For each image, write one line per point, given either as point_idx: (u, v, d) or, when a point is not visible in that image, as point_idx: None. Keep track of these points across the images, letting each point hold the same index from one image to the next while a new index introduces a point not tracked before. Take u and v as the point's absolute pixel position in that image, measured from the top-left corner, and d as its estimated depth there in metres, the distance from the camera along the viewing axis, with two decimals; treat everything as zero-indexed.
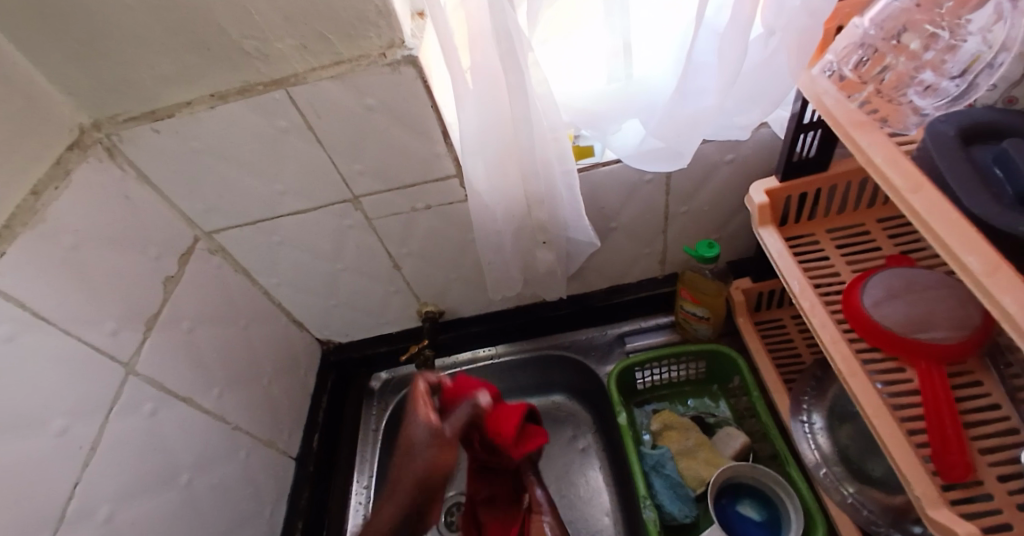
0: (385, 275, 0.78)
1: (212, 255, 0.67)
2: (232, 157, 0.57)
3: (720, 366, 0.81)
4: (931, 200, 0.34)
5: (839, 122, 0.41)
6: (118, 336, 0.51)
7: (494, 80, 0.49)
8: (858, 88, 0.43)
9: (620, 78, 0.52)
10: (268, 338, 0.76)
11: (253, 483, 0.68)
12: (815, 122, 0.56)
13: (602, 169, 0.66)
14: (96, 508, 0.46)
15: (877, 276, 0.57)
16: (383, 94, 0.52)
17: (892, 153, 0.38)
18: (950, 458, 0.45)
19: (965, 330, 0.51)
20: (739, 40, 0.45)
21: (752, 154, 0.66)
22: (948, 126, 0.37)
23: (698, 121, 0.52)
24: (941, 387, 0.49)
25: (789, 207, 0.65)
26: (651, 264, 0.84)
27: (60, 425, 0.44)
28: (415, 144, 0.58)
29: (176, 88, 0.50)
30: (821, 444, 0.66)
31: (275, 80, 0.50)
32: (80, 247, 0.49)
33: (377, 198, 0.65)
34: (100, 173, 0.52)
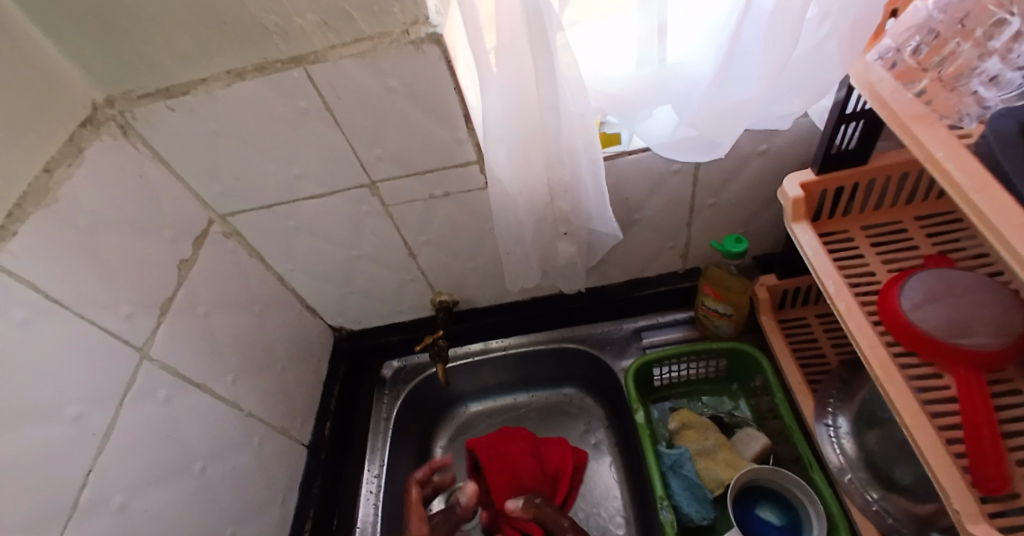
0: (401, 264, 0.76)
1: (226, 238, 0.66)
2: (249, 138, 0.55)
3: (742, 364, 0.79)
4: (996, 201, 0.32)
5: (893, 114, 0.39)
6: (132, 320, 0.50)
7: (523, 63, 0.46)
8: (915, 77, 0.41)
9: (650, 63, 0.49)
10: (282, 324, 0.75)
11: (266, 470, 0.67)
12: (859, 113, 0.53)
13: (629, 158, 0.63)
14: (111, 496, 0.45)
15: (915, 277, 0.55)
16: (407, 75, 0.50)
17: (953, 148, 0.35)
18: (987, 469, 0.43)
19: (1006, 336, 0.48)
20: (792, 25, 0.42)
21: (786, 146, 0.64)
22: (1008, 121, 0.34)
23: (737, 110, 0.50)
24: (980, 395, 0.47)
25: (823, 201, 0.63)
26: (673, 258, 0.82)
27: (74, 411, 0.43)
28: (436, 130, 0.56)
29: (192, 65, 0.48)
30: (846, 448, 0.65)
31: (294, 58, 0.48)
32: (94, 228, 0.48)
33: (395, 183, 0.63)
34: (115, 153, 0.51)
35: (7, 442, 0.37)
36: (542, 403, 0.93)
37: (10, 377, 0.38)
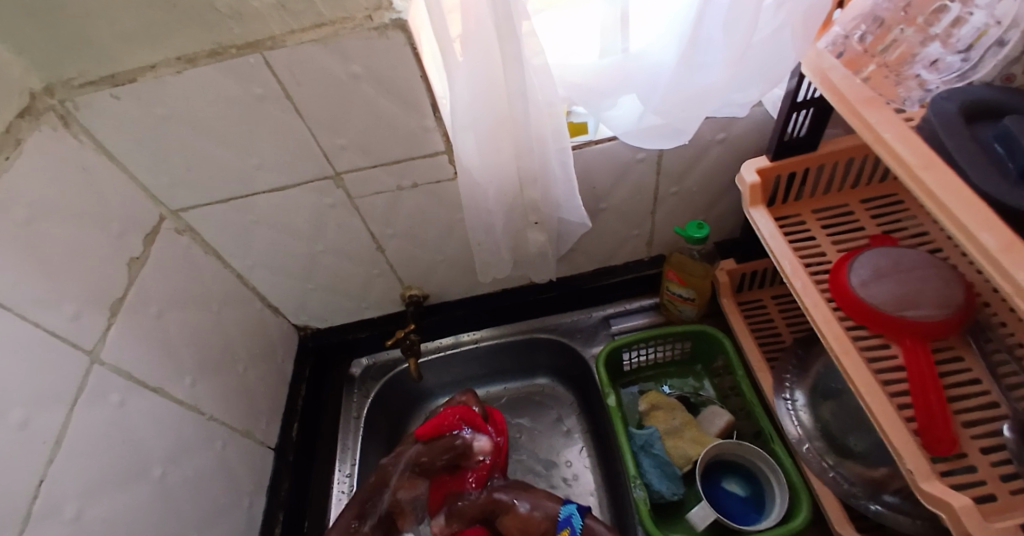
0: (367, 257, 0.75)
1: (179, 234, 0.62)
2: (203, 127, 0.53)
3: (706, 345, 0.82)
4: (943, 176, 0.35)
5: (846, 99, 0.42)
6: (80, 321, 0.47)
7: (489, 48, 0.46)
8: (864, 63, 0.44)
9: (615, 51, 0.50)
10: (242, 324, 0.72)
11: (230, 474, 0.64)
12: (809, 101, 0.56)
13: (595, 147, 0.64)
14: (64, 505, 0.42)
15: (863, 255, 0.58)
16: (370, 61, 0.48)
17: (901, 130, 0.38)
18: (937, 433, 0.47)
19: (947, 309, 0.53)
20: (751, 12, 0.44)
21: (743, 134, 0.66)
22: (950, 104, 0.37)
23: (705, 96, 0.52)
24: (925, 363, 0.51)
25: (778, 186, 0.66)
26: (638, 246, 0.84)
27: (20, 416, 0.40)
28: (402, 118, 0.55)
29: (138, 49, 0.45)
30: (803, 420, 0.69)
31: (250, 43, 0.46)
32: (36, 221, 0.44)
33: (360, 174, 0.61)
34: (55, 144, 0.47)
35: None
36: (514, 394, 0.94)
37: None
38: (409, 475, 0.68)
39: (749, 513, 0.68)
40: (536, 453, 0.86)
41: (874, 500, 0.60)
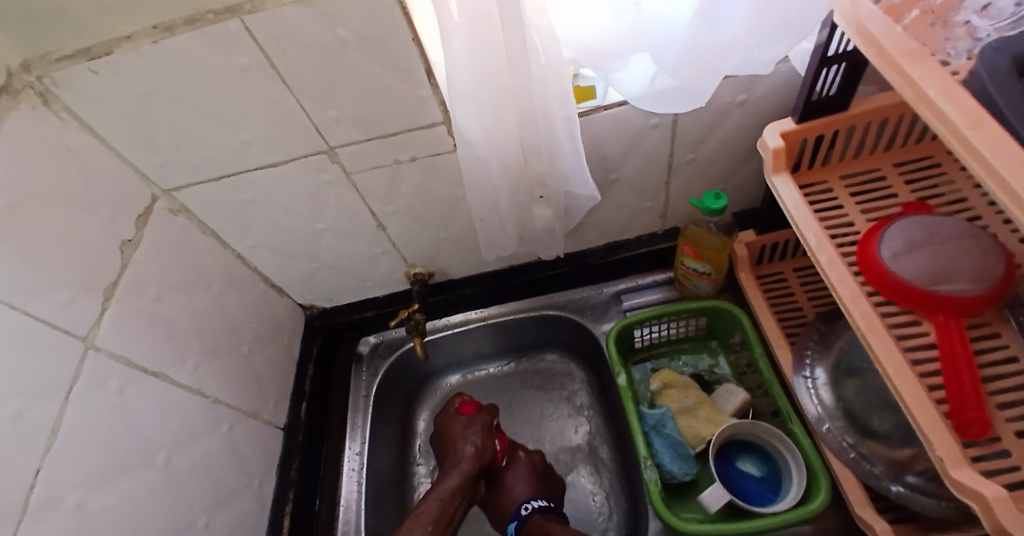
0: (369, 236, 0.72)
1: (174, 215, 0.61)
2: (187, 102, 0.50)
3: (722, 322, 0.79)
4: (993, 136, 0.30)
5: (884, 51, 0.37)
6: (73, 307, 0.46)
7: (488, 8, 0.42)
8: (904, 11, 0.39)
9: (627, 5, 0.45)
10: (244, 305, 0.71)
11: (237, 457, 0.64)
12: (840, 55, 0.51)
13: (605, 113, 0.60)
14: (64, 494, 0.42)
15: (896, 226, 0.55)
16: (359, 25, 0.45)
17: (947, 84, 0.34)
18: (969, 415, 0.44)
19: (986, 283, 0.49)
20: None
21: (766, 96, 0.61)
22: (1001, 55, 0.33)
23: (722, 55, 0.47)
24: (959, 340, 0.48)
25: (803, 151, 0.61)
26: (652, 219, 0.80)
27: (14, 407, 0.39)
28: (397, 86, 0.52)
29: (110, 19, 0.42)
30: (823, 398, 0.65)
31: (229, 9, 0.42)
32: (21, 205, 0.43)
33: (356, 148, 0.58)
34: (34, 123, 0.45)
35: None
36: (523, 371, 0.92)
37: None
38: (490, 437, 0.75)
39: (765, 492, 0.67)
40: (547, 430, 0.85)
41: (896, 480, 0.57)
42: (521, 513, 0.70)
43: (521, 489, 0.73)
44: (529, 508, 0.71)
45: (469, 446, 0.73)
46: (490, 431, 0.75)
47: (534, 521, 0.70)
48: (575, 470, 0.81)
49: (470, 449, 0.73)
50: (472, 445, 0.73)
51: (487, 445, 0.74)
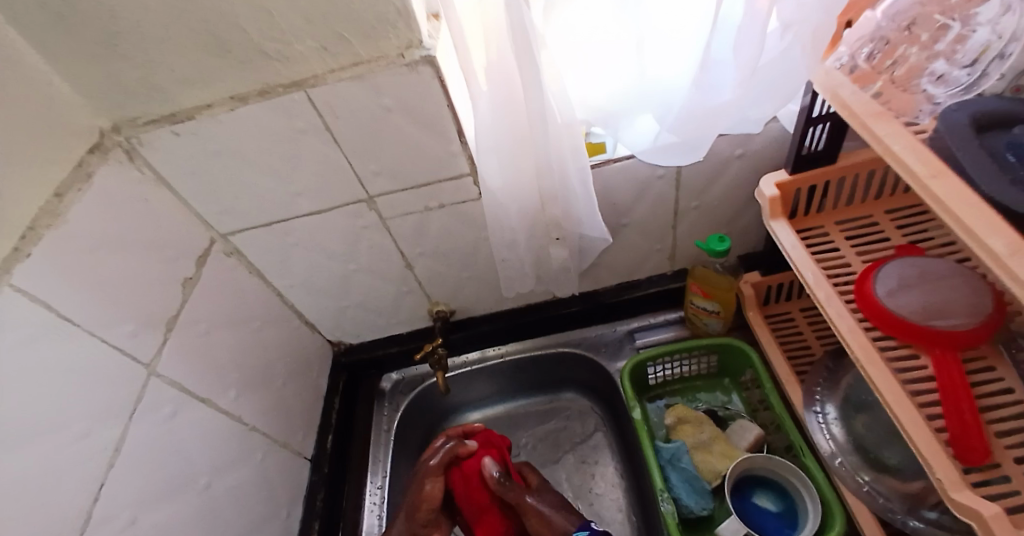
0: (397, 275, 0.78)
1: (227, 256, 0.67)
2: (248, 157, 0.57)
3: (733, 359, 0.82)
4: (953, 185, 0.36)
5: (855, 114, 0.43)
6: (138, 337, 0.51)
7: (511, 82, 0.51)
8: (872, 79, 0.45)
9: (633, 75, 0.53)
10: (281, 340, 0.76)
11: (268, 485, 0.67)
12: (823, 116, 0.58)
13: (614, 165, 0.66)
14: (121, 510, 0.46)
15: (890, 265, 0.59)
16: (400, 94, 0.53)
17: (911, 141, 0.39)
18: (969, 442, 0.47)
19: (978, 317, 0.53)
20: (757, 32, 0.47)
21: (762, 149, 0.68)
22: (960, 115, 0.39)
23: (717, 115, 0.54)
24: (957, 372, 0.51)
25: (799, 200, 0.66)
26: (661, 260, 0.85)
27: (82, 427, 0.44)
28: (429, 144, 0.59)
29: (196, 91, 0.52)
30: (835, 433, 0.68)
31: (295, 82, 0.52)
32: (99, 249, 0.49)
33: (391, 197, 0.65)
34: (120, 177, 0.53)
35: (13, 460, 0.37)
36: (540, 409, 0.95)
37: (14, 401, 0.38)
38: (435, 481, 0.68)
39: (782, 529, 0.66)
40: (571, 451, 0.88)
41: (915, 516, 0.59)
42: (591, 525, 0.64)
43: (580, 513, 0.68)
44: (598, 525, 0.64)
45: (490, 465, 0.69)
46: (440, 472, 0.68)
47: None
48: (601, 490, 0.83)
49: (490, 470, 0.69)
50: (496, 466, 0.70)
51: (431, 492, 0.67)
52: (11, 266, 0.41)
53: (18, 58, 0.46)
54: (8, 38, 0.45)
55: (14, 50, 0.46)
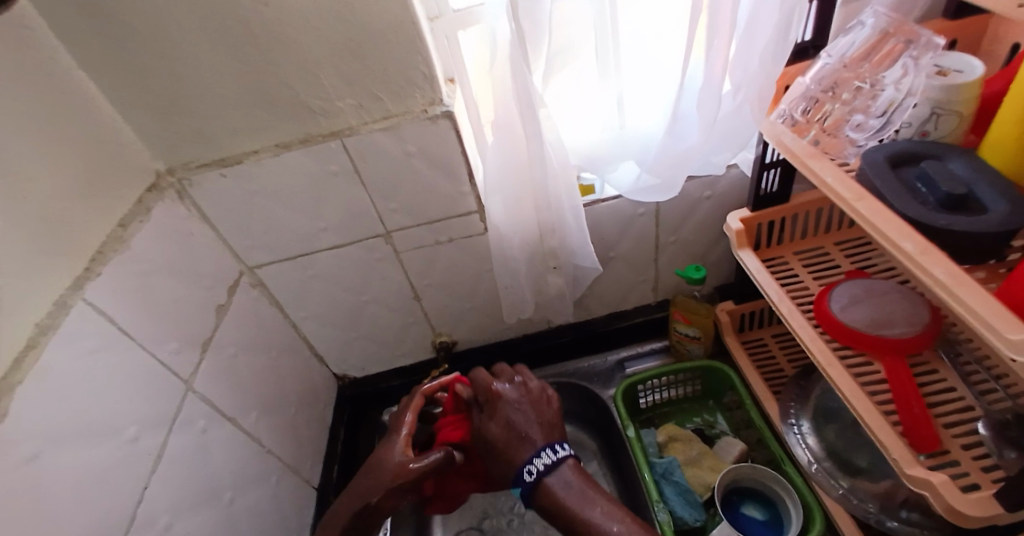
0: (405, 306, 0.84)
1: (252, 288, 0.73)
2: (283, 196, 0.65)
3: (716, 381, 0.89)
4: (871, 205, 0.46)
5: (796, 155, 0.54)
6: (180, 354, 0.56)
7: (513, 131, 0.61)
8: (807, 130, 0.57)
9: (613, 127, 0.65)
10: (294, 369, 0.80)
11: (280, 510, 0.69)
12: (775, 161, 0.69)
13: (602, 204, 0.76)
14: (159, 515, 0.49)
15: (841, 287, 0.68)
16: (421, 142, 0.63)
17: (839, 175, 0.50)
18: (921, 432, 0.54)
19: (919, 326, 0.62)
20: (714, 92, 0.58)
21: (727, 190, 0.79)
22: (879, 154, 0.49)
23: (686, 158, 0.65)
24: (906, 375, 0.59)
25: (761, 233, 0.77)
26: (645, 291, 0.93)
27: (133, 432, 0.48)
28: (443, 184, 0.68)
29: (246, 139, 0.60)
30: (811, 445, 0.74)
31: (332, 132, 0.61)
32: (153, 273, 0.55)
33: (406, 232, 0.73)
34: (172, 212, 0.60)
35: (73, 456, 0.41)
36: None
37: (78, 402, 0.43)
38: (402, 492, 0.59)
39: None
40: None
41: (894, 517, 0.65)
42: (526, 478, 0.54)
43: (533, 439, 0.57)
44: (534, 472, 0.54)
45: (462, 390, 0.69)
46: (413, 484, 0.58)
47: (545, 485, 0.53)
48: None
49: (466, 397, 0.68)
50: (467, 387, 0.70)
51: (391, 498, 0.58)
52: (84, 283, 0.47)
53: (96, 112, 0.54)
54: (91, 97, 0.54)
55: (92, 106, 0.54)
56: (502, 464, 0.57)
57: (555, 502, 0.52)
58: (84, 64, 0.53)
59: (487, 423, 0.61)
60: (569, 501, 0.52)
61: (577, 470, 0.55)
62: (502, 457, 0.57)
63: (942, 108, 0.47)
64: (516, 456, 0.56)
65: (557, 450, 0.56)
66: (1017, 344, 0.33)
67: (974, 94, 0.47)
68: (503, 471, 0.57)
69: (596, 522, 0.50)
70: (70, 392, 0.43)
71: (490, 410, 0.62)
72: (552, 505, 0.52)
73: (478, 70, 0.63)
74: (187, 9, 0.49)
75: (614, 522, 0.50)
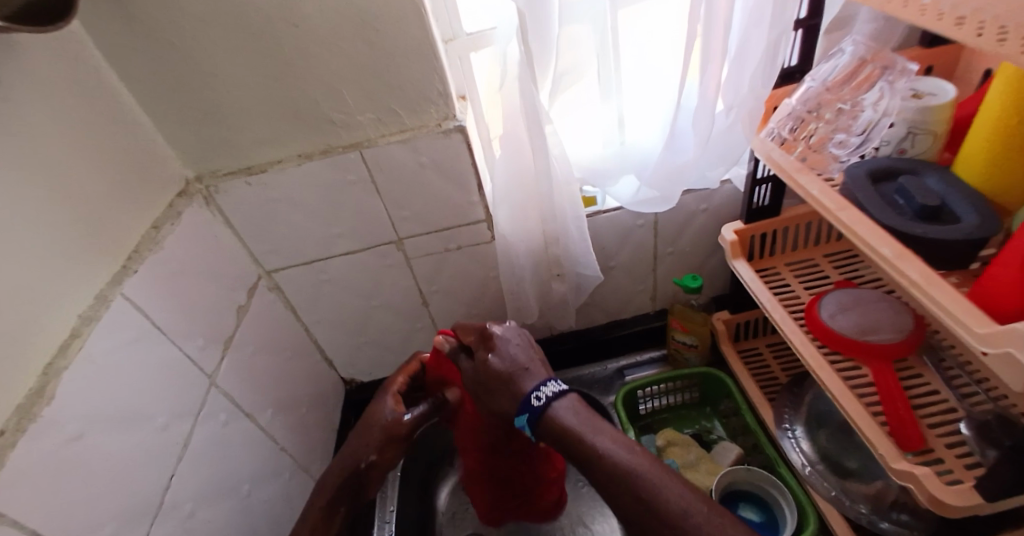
0: (413, 312, 0.87)
1: (269, 291, 0.76)
2: (303, 204, 0.69)
3: (713, 388, 0.92)
4: (853, 215, 0.51)
5: (785, 170, 0.59)
6: (205, 350, 0.59)
7: (521, 145, 0.65)
8: (794, 146, 0.61)
9: (614, 143, 0.69)
10: (306, 371, 0.83)
11: (290, 507, 0.71)
12: (766, 177, 0.74)
13: (604, 215, 0.80)
14: (183, 502, 0.51)
15: (830, 295, 0.72)
16: (435, 154, 0.67)
17: (824, 188, 0.55)
18: (906, 431, 0.57)
19: (904, 332, 0.65)
20: (708, 112, 0.63)
21: (722, 204, 0.83)
22: (860, 170, 0.54)
23: (683, 171, 0.69)
24: (891, 378, 0.62)
25: (754, 245, 0.81)
26: (644, 300, 0.97)
27: (163, 421, 0.51)
28: (454, 194, 0.72)
29: (271, 149, 0.64)
30: (805, 449, 0.77)
31: (352, 144, 0.65)
32: (183, 273, 0.59)
33: (417, 239, 0.76)
34: (199, 217, 0.64)
35: (111, 439, 0.44)
36: None
37: (117, 389, 0.46)
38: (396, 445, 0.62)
39: None
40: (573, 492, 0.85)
41: (885, 518, 0.68)
42: (533, 403, 0.50)
43: (533, 371, 0.54)
44: (542, 397, 0.50)
45: (442, 342, 0.62)
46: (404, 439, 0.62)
47: (552, 410, 0.50)
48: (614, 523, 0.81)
49: (449, 347, 0.61)
50: (448, 339, 0.62)
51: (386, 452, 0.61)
52: (122, 279, 0.51)
53: (135, 124, 0.58)
54: (130, 109, 0.58)
55: (131, 117, 0.58)
56: (503, 397, 0.53)
57: (562, 427, 0.48)
58: (125, 78, 0.57)
59: (485, 359, 0.55)
60: (575, 425, 0.48)
61: (581, 401, 0.51)
62: (501, 389, 0.53)
63: (917, 128, 0.52)
64: (521, 387, 0.52)
65: (560, 382, 0.52)
66: (984, 337, 0.37)
67: (946, 116, 0.51)
68: (504, 404, 0.53)
69: (607, 448, 0.46)
70: (110, 380, 0.46)
71: (485, 349, 0.56)
72: (558, 431, 0.48)
73: (488, 93, 0.67)
74: (226, 31, 0.54)
75: (622, 450, 0.46)
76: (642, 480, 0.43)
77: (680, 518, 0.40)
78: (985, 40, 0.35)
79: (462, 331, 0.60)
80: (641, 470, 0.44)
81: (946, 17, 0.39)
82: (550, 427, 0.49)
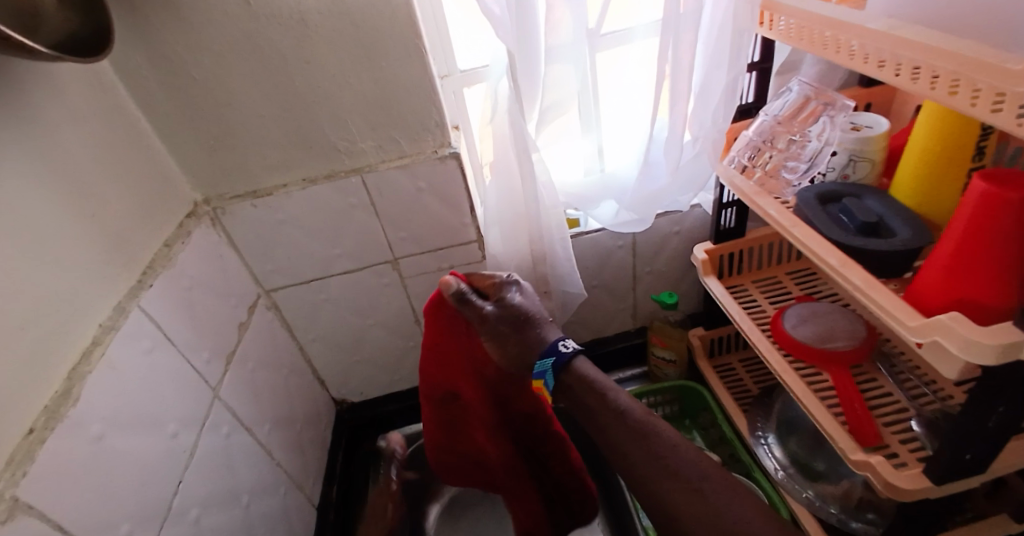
0: (407, 331, 0.91)
1: (268, 310, 0.79)
2: (305, 226, 0.73)
3: (691, 400, 0.97)
4: (804, 231, 0.58)
5: (746, 194, 0.66)
6: (209, 363, 0.62)
7: (510, 171, 0.72)
8: (753, 172, 0.69)
9: (595, 171, 0.78)
10: (301, 389, 0.85)
11: (287, 522, 0.72)
12: (731, 201, 0.81)
13: (586, 236, 0.87)
14: (189, 509, 0.53)
15: (791, 308, 0.79)
16: (431, 179, 0.72)
17: (780, 208, 0.62)
18: (864, 428, 0.63)
19: (856, 340, 0.72)
20: (675, 143, 0.71)
21: (693, 226, 0.90)
22: (810, 193, 0.61)
23: (658, 196, 0.77)
24: (849, 382, 0.69)
25: (723, 264, 0.88)
26: (625, 319, 1.02)
27: (173, 428, 0.53)
28: (448, 216, 0.77)
29: (278, 174, 0.69)
30: (777, 455, 0.81)
31: (355, 169, 0.70)
32: (192, 288, 0.62)
33: (412, 259, 0.81)
34: (207, 236, 0.67)
35: (126, 443, 0.46)
36: None
37: (133, 396, 0.49)
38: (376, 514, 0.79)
39: None
40: None
41: (854, 517, 0.73)
42: (562, 350, 0.55)
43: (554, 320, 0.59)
44: (570, 346, 0.56)
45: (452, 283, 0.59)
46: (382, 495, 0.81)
47: (577, 365, 0.55)
48: None
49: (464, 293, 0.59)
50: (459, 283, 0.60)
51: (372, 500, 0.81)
52: (139, 294, 0.53)
53: (152, 150, 0.63)
54: (147, 137, 0.62)
55: (149, 144, 0.62)
56: (516, 342, 0.58)
57: (588, 379, 0.54)
58: (144, 107, 0.61)
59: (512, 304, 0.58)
60: (600, 379, 0.54)
61: None
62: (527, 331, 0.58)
63: (857, 155, 0.60)
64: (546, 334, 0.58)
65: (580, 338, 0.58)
66: (914, 329, 0.44)
67: (881, 146, 0.60)
68: (517, 350, 0.58)
69: (626, 407, 0.52)
70: (128, 387, 0.48)
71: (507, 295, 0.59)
72: (583, 382, 0.54)
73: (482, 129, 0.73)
74: (247, 68, 0.59)
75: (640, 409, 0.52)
76: (662, 436, 0.48)
77: (687, 464, 0.46)
78: (903, 79, 0.43)
79: (477, 278, 0.62)
80: (657, 425, 0.50)
81: (869, 59, 0.47)
82: (576, 380, 0.54)
